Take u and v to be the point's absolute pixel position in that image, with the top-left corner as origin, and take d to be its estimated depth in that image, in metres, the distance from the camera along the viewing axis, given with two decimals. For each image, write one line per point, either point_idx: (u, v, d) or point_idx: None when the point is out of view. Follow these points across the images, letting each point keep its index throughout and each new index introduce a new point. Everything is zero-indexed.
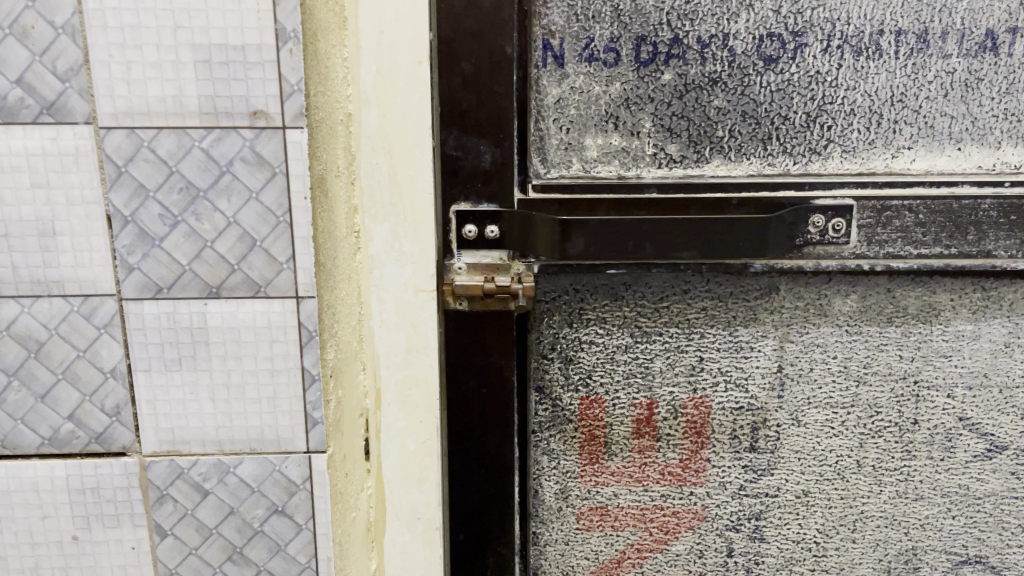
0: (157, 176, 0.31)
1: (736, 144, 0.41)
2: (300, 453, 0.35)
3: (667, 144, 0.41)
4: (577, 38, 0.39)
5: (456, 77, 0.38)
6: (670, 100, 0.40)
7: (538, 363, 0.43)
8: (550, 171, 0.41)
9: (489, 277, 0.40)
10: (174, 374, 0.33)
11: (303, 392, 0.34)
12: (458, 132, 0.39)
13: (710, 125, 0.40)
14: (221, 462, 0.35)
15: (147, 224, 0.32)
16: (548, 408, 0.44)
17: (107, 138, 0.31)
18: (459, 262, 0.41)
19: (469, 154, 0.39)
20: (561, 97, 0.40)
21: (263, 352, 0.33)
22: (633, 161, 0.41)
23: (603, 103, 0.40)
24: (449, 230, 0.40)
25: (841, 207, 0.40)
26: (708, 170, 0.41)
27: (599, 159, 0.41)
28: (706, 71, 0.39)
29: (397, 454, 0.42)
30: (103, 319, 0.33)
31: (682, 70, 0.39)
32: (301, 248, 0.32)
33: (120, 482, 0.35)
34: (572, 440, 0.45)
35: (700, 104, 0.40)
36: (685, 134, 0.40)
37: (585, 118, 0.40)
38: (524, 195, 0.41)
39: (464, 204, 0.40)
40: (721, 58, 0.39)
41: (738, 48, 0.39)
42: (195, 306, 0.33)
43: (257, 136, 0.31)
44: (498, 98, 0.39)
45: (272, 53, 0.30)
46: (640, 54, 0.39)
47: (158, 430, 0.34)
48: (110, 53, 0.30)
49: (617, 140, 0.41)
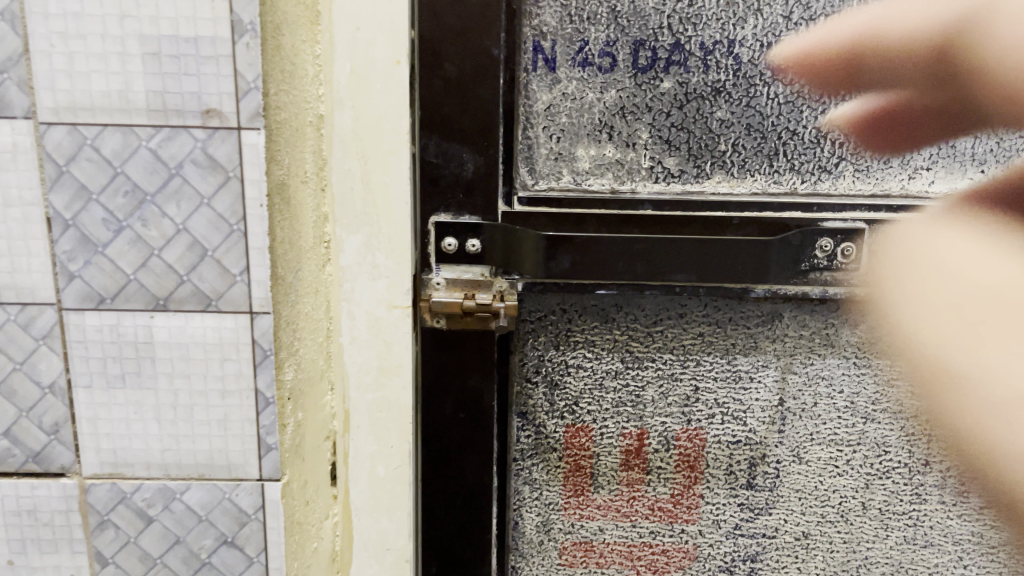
0: (101, 177, 0.29)
1: (739, 159, 0.38)
2: (252, 481, 0.32)
3: (665, 157, 0.38)
4: (570, 41, 0.36)
5: (438, 79, 0.35)
6: (669, 110, 0.37)
7: (521, 387, 0.40)
8: (538, 182, 0.38)
9: (469, 294, 0.38)
10: (117, 392, 0.31)
11: (256, 416, 0.31)
12: (440, 138, 0.36)
13: (712, 138, 0.37)
14: (166, 488, 0.32)
15: (90, 229, 0.29)
16: (531, 435, 0.41)
17: (47, 134, 0.28)
18: (436, 277, 0.38)
19: (451, 162, 0.37)
20: (552, 104, 0.37)
21: (214, 370, 0.31)
22: (628, 174, 0.38)
23: (597, 111, 0.37)
24: (427, 242, 0.38)
25: (851, 230, 0.37)
26: (709, 187, 0.38)
27: (591, 171, 0.38)
28: (709, 80, 0.37)
29: (365, 480, 0.39)
30: (42, 330, 0.30)
31: (683, 78, 0.37)
32: (256, 259, 0.30)
33: (59, 506, 0.32)
34: (556, 470, 0.42)
35: (702, 115, 0.37)
36: (685, 147, 0.37)
37: (577, 127, 0.37)
38: (509, 208, 0.38)
39: (443, 214, 0.37)
40: (726, 66, 0.36)
41: (743, 55, 0.36)
42: (141, 319, 0.30)
43: (210, 137, 0.29)
44: (482, 102, 0.36)
45: (227, 46, 0.28)
46: (638, 60, 0.36)
47: (99, 451, 0.32)
48: (52, 42, 0.28)
49: (611, 152, 0.38)
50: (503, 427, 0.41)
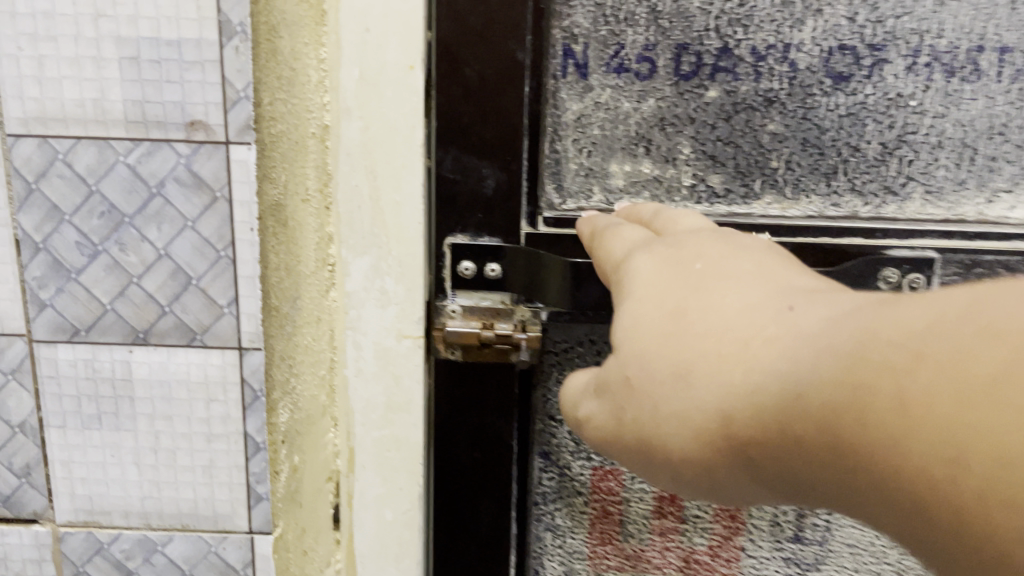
0: (74, 196, 0.26)
1: (793, 178, 0.34)
2: (241, 534, 0.29)
3: (710, 175, 0.34)
4: (604, 45, 0.32)
5: (456, 86, 0.31)
6: (715, 122, 0.33)
7: (544, 425, 0.36)
8: (566, 201, 0.34)
9: (487, 324, 0.34)
10: (92, 434, 0.28)
11: (245, 462, 0.28)
12: (457, 152, 0.32)
13: (762, 154, 0.33)
14: (147, 539, 0.29)
15: (62, 253, 0.26)
16: (554, 477, 0.37)
17: (14, 147, 0.25)
18: (453, 304, 0.34)
19: (469, 177, 0.32)
20: (583, 114, 0.33)
21: (199, 412, 0.28)
22: (667, 193, 0.34)
23: (634, 122, 0.33)
24: (442, 266, 0.34)
25: (919, 259, 0.33)
26: (758, 209, 0.34)
27: (626, 190, 0.34)
28: (760, 89, 0.33)
29: (371, 525, 0.36)
30: (11, 364, 0.27)
31: (731, 86, 0.33)
32: (246, 290, 0.27)
33: (30, 554, 0.29)
34: (581, 516, 0.38)
35: (752, 127, 0.33)
36: (731, 164, 0.34)
37: (610, 140, 0.33)
38: (533, 229, 0.34)
39: (460, 235, 0.33)
40: (780, 74, 0.32)
41: (800, 62, 0.32)
42: (118, 353, 0.27)
43: (195, 152, 0.25)
44: (505, 112, 0.32)
45: (214, 51, 0.25)
46: (680, 66, 0.32)
47: (73, 498, 0.28)
48: (19, 44, 0.25)
49: (649, 169, 0.34)
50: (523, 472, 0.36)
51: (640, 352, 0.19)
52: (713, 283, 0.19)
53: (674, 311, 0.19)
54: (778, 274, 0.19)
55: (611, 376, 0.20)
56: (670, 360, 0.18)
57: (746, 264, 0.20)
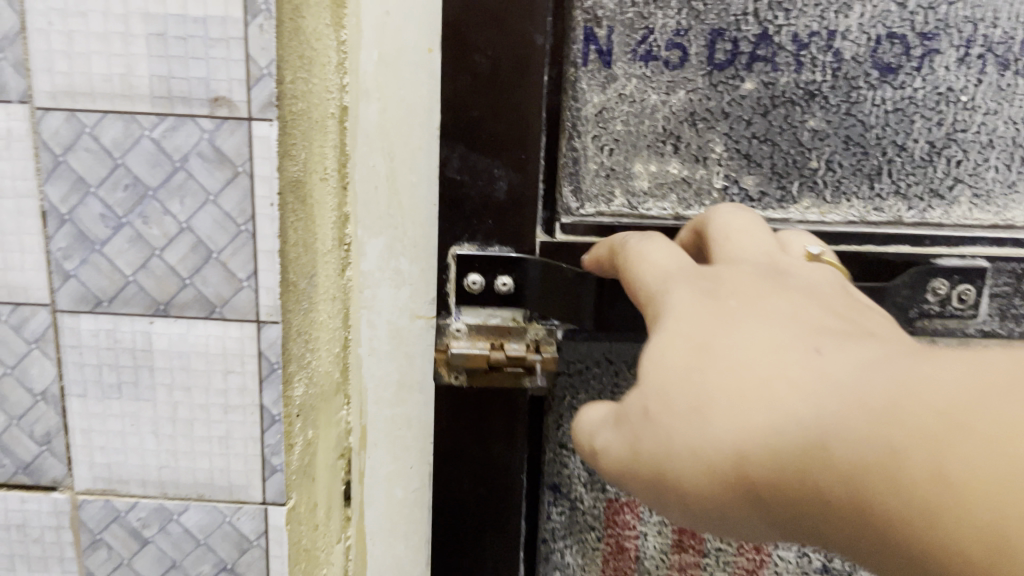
0: (100, 169, 0.26)
1: (834, 180, 0.34)
2: (256, 504, 0.29)
3: (744, 175, 0.34)
4: (631, 30, 0.32)
5: (466, 75, 0.31)
6: (750, 116, 0.33)
7: (554, 455, 0.36)
8: (584, 205, 0.34)
9: (497, 344, 0.33)
10: (112, 403, 0.28)
11: (261, 434, 0.29)
12: (465, 150, 0.32)
13: (801, 153, 0.33)
14: (163, 508, 0.29)
15: (87, 225, 0.27)
16: (565, 511, 0.37)
17: (43, 120, 0.26)
18: (458, 322, 0.33)
19: (479, 177, 0.32)
20: (603, 107, 0.33)
21: (216, 383, 0.28)
22: (695, 196, 0.34)
23: (661, 117, 0.33)
24: (449, 278, 0.33)
25: (969, 270, 0.34)
26: (796, 213, 0.34)
27: (650, 192, 0.34)
28: (801, 81, 0.33)
29: (382, 502, 0.36)
30: (35, 332, 0.28)
31: (769, 77, 0.33)
32: (265, 263, 0.27)
33: (48, 522, 0.30)
34: (594, 553, 0.38)
35: (790, 123, 0.33)
36: (767, 164, 0.34)
37: (635, 136, 0.33)
38: (547, 237, 0.33)
39: (469, 245, 0.33)
40: (823, 64, 0.33)
41: (845, 50, 0.32)
42: (139, 324, 0.28)
43: (218, 128, 0.26)
44: (515, 106, 0.31)
45: (238, 28, 0.25)
46: (715, 53, 0.32)
47: (93, 465, 0.29)
48: (50, 19, 0.25)
49: (676, 169, 0.34)
50: (537, 494, 0.36)
51: (655, 375, 0.20)
52: (743, 326, 0.19)
53: (698, 346, 0.20)
54: (814, 318, 0.20)
55: (630, 407, 0.20)
56: (694, 393, 0.19)
57: (786, 304, 0.20)
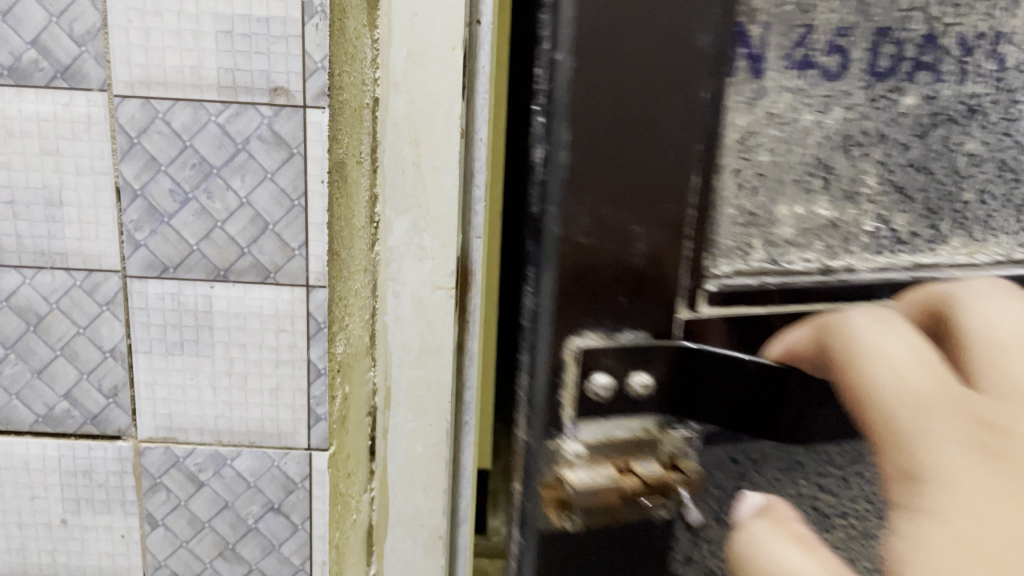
0: (171, 150, 0.30)
1: (986, 216, 0.32)
2: (301, 450, 0.33)
3: (897, 214, 0.31)
4: (790, 34, 0.29)
5: (601, 93, 0.28)
6: (909, 140, 0.31)
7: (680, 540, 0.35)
8: (720, 265, 0.31)
9: (628, 463, 0.32)
10: (175, 358, 0.32)
11: (307, 386, 0.32)
12: (568, 198, 0.29)
13: (956, 184, 0.31)
14: (218, 453, 0.33)
15: (157, 200, 0.31)
16: None
17: (121, 106, 0.30)
18: (575, 435, 0.32)
19: (605, 240, 0.29)
20: (749, 130, 0.30)
21: (268, 341, 0.32)
22: (843, 239, 0.31)
23: (814, 142, 0.30)
24: (565, 382, 0.31)
25: None
26: (952, 256, 0.32)
27: (793, 238, 0.31)
28: (966, 95, 0.30)
29: (403, 457, 0.40)
30: (106, 297, 0.31)
31: (936, 87, 0.30)
32: (315, 235, 0.31)
33: (113, 467, 0.33)
34: None
35: (950, 146, 0.31)
36: (926, 202, 0.32)
37: (782, 168, 0.30)
38: (690, 313, 0.31)
39: (591, 337, 0.30)
40: (987, 74, 0.30)
41: (1010, 58, 0.30)
42: (201, 289, 0.31)
43: (277, 114, 0.30)
44: (653, 136, 0.28)
45: (296, 27, 0.29)
46: (878, 61, 0.30)
47: (155, 416, 0.33)
48: (129, 18, 0.29)
49: (825, 211, 0.31)
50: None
51: None
52: None
53: None
54: None
55: None
56: None
57: None
